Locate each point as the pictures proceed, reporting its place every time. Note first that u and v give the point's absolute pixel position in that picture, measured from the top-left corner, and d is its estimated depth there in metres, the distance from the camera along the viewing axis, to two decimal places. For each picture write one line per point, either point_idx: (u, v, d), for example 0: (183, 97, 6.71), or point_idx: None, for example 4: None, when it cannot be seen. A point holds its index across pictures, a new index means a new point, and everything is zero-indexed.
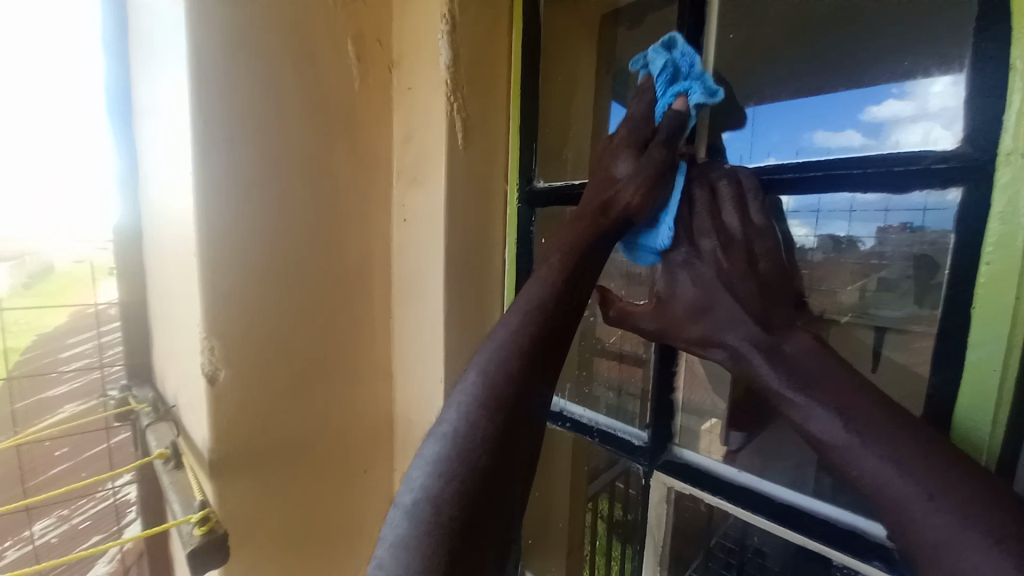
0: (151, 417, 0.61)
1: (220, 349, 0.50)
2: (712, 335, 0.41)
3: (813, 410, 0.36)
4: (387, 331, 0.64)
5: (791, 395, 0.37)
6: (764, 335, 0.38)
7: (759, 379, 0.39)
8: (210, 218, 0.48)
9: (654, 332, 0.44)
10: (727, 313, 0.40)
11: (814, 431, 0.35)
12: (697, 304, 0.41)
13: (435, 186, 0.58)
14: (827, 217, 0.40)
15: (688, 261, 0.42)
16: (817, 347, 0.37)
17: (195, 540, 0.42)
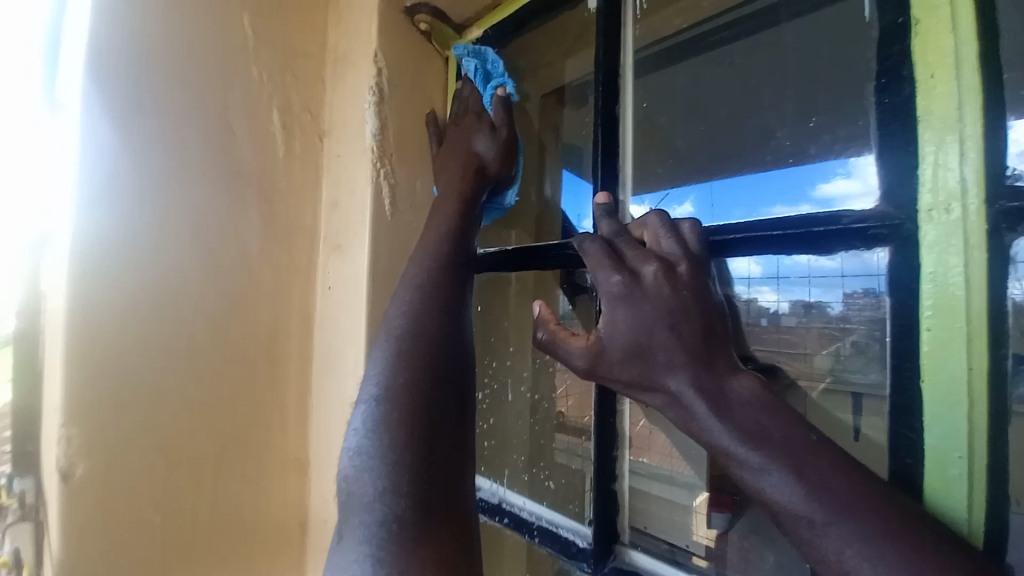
0: (10, 516, 0.48)
1: (80, 440, 0.42)
2: (649, 379, 0.34)
3: (766, 475, 0.28)
4: (304, 412, 0.57)
5: (742, 455, 0.29)
6: (708, 377, 0.32)
7: (703, 433, 0.31)
8: (83, 290, 0.42)
9: (585, 370, 0.38)
10: (664, 355, 0.33)
11: (769, 499, 0.28)
12: (632, 346, 0.34)
13: (359, 252, 0.54)
14: (790, 281, 0.36)
15: (624, 293, 0.35)
16: (763, 393, 0.31)
17: None
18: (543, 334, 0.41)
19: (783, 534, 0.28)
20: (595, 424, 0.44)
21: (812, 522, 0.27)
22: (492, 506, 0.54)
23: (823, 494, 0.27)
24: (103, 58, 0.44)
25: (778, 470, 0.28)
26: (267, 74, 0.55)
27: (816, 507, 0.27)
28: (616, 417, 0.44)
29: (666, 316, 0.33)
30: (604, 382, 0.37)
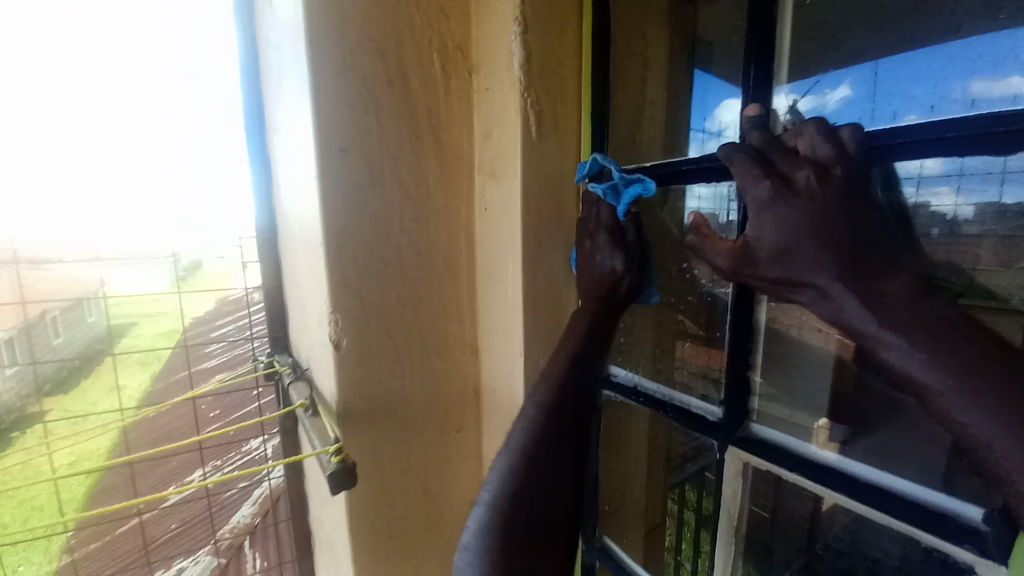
0: (292, 376, 0.75)
1: (342, 323, 0.61)
2: (796, 276, 0.39)
3: (907, 355, 0.34)
4: (472, 311, 0.73)
5: (886, 337, 0.34)
6: (858, 274, 0.36)
7: (847, 321, 0.36)
8: (329, 217, 0.58)
9: (729, 272, 0.43)
10: (814, 254, 0.37)
11: (908, 373, 0.34)
12: (781, 245, 0.39)
13: (511, 178, 0.63)
14: (976, 180, 0.36)
15: (773, 199, 0.39)
16: (915, 287, 0.35)
17: (332, 467, 0.49)
18: (689, 239, 0.46)
19: (920, 402, 0.34)
20: (730, 323, 0.52)
21: (939, 388, 0.32)
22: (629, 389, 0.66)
23: (954, 364, 0.32)
24: (317, 28, 0.55)
25: (912, 346, 0.33)
26: (425, 17, 0.62)
27: (945, 374, 0.32)
28: (752, 317, 0.51)
29: (817, 219, 0.37)
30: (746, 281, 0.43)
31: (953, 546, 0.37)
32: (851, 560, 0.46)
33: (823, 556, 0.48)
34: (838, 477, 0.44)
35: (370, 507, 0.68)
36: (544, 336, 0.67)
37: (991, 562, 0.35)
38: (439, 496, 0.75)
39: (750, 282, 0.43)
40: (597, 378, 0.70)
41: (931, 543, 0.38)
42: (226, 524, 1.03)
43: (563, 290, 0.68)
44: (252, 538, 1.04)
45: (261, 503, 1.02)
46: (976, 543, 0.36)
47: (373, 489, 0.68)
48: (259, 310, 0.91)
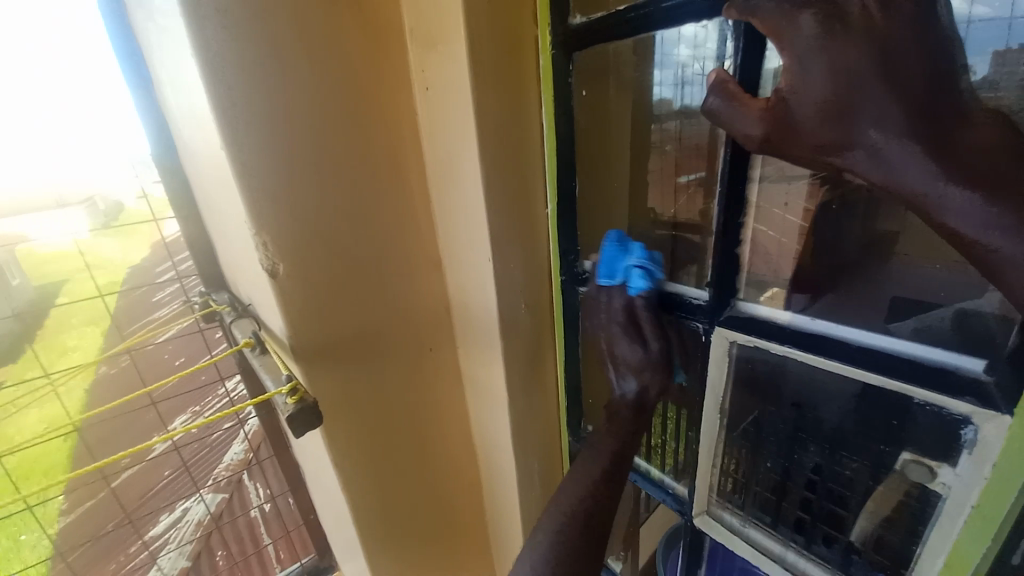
0: (234, 314, 0.65)
1: (273, 244, 0.51)
2: (846, 131, 0.34)
3: (959, 203, 0.31)
4: (429, 218, 0.64)
5: (940, 187, 0.31)
6: (922, 119, 0.31)
7: (902, 181, 0.32)
8: (226, 109, 0.45)
9: (762, 141, 0.38)
10: (871, 101, 0.32)
11: (949, 223, 0.31)
12: (829, 97, 0.34)
13: (453, 43, 0.50)
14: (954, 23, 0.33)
15: (821, 37, 0.33)
16: (1006, 137, 0.30)
17: (290, 408, 0.44)
18: (713, 102, 0.40)
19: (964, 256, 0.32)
20: (722, 194, 0.46)
21: (991, 244, 0.30)
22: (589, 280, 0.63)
23: (1005, 208, 0.29)
24: None
25: (966, 195, 0.30)
26: None
27: (991, 224, 0.30)
28: (747, 185, 0.45)
29: (878, 61, 0.31)
30: (778, 150, 0.38)
31: (952, 399, 0.36)
32: (797, 409, 0.50)
33: (773, 406, 0.52)
34: (833, 343, 0.42)
35: (349, 439, 0.64)
36: (513, 237, 0.60)
37: (988, 408, 0.35)
38: (424, 414, 0.73)
39: (786, 151, 0.37)
40: (574, 277, 0.65)
41: (928, 400, 0.38)
42: (220, 465, 0.96)
43: (530, 183, 0.60)
44: (251, 471, 1.00)
45: (251, 438, 0.98)
46: (976, 394, 0.35)
47: (349, 422, 0.64)
48: (185, 258, 0.80)
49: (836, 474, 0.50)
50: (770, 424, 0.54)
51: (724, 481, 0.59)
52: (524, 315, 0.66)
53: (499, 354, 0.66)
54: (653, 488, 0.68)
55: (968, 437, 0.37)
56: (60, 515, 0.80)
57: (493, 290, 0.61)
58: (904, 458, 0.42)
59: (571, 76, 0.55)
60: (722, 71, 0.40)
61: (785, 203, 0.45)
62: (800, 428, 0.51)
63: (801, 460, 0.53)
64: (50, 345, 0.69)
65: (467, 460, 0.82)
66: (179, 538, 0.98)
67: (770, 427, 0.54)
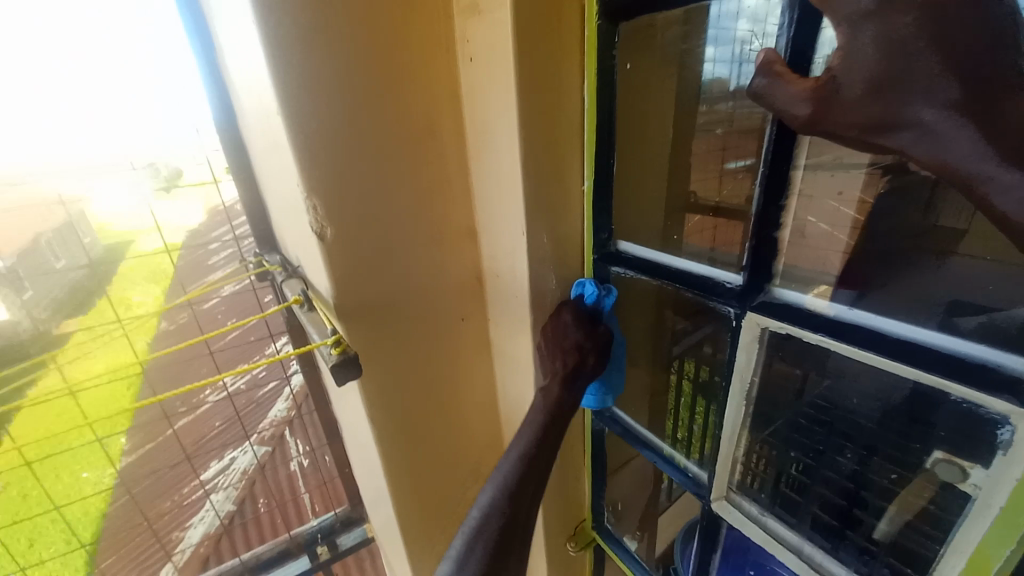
0: (284, 274, 0.70)
1: (322, 208, 0.54)
2: (898, 111, 0.32)
3: (1019, 192, 0.29)
4: (467, 189, 0.66)
5: (996, 171, 0.30)
6: (979, 98, 0.29)
7: (954, 161, 0.31)
8: (283, 75, 0.48)
9: (807, 121, 0.37)
10: (927, 78, 0.30)
11: (1006, 211, 0.30)
12: (880, 73, 0.32)
13: (498, 11, 0.51)
14: None
15: (877, 6, 0.31)
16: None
17: (333, 357, 0.47)
18: (756, 82, 0.38)
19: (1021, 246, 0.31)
20: (764, 175, 0.44)
21: None
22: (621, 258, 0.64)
23: None
24: None
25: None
26: None
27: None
28: (792, 160, 0.43)
29: (933, 30, 0.29)
30: (826, 131, 0.37)
31: (990, 396, 0.35)
32: (833, 412, 0.51)
33: (806, 409, 0.54)
34: (868, 334, 0.41)
35: (383, 396, 0.69)
36: (548, 211, 0.61)
37: None
38: (453, 379, 0.77)
39: (833, 133, 0.36)
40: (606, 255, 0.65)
41: (962, 396, 0.37)
42: (265, 419, 1.05)
43: (567, 157, 0.60)
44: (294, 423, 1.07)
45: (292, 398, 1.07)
46: (1016, 393, 0.34)
47: (383, 380, 0.68)
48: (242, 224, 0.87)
49: (869, 481, 0.50)
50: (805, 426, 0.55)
51: (748, 475, 0.59)
52: (554, 290, 0.67)
53: (527, 326, 0.68)
54: (672, 469, 0.68)
55: (1003, 438, 0.35)
56: (123, 454, 0.88)
57: (525, 263, 0.63)
58: (934, 456, 0.42)
59: (615, 49, 0.55)
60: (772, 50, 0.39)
61: (840, 193, 0.47)
62: (836, 430, 0.52)
63: (838, 463, 0.53)
64: (116, 298, 0.75)
65: (492, 427, 0.86)
66: (227, 483, 1.05)
67: (805, 430, 0.55)
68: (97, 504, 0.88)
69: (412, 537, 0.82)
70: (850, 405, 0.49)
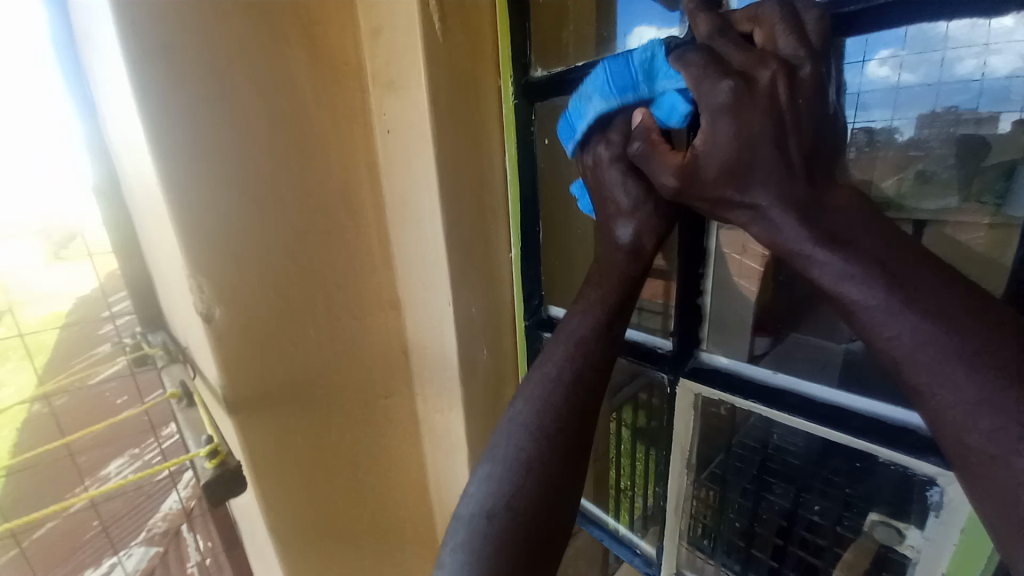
0: (165, 361, 0.59)
1: (210, 288, 0.47)
2: (743, 191, 0.34)
3: (836, 269, 0.31)
4: (388, 259, 0.62)
5: (816, 252, 0.31)
6: (805, 191, 0.32)
7: (785, 242, 0.33)
8: (165, 144, 0.43)
9: (673, 190, 0.37)
10: (766, 165, 0.32)
11: (825, 284, 0.31)
12: (731, 156, 0.33)
13: (414, 87, 0.50)
14: (871, 101, 0.36)
15: (732, 101, 0.33)
16: (856, 204, 0.32)
17: (207, 474, 0.38)
18: (637, 145, 0.39)
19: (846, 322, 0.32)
20: (681, 243, 0.45)
21: (850, 298, 0.31)
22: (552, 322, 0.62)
23: (877, 276, 0.30)
24: None
25: (839, 261, 0.31)
26: None
27: (848, 276, 0.30)
28: (704, 237, 0.45)
29: (776, 126, 0.32)
30: (687, 202, 0.37)
31: (919, 461, 0.35)
32: (763, 452, 0.47)
33: (738, 450, 0.49)
34: (794, 399, 0.41)
35: (286, 499, 0.58)
36: (474, 281, 0.58)
37: (954, 470, 0.33)
38: (375, 468, 0.68)
39: (693, 203, 0.37)
40: (538, 321, 0.63)
41: (892, 459, 0.37)
42: (155, 515, 0.85)
43: (491, 226, 0.59)
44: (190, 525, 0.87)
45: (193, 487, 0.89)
46: (940, 455, 0.34)
47: (285, 481, 0.57)
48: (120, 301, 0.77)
49: (808, 523, 0.47)
50: (738, 466, 0.50)
51: (695, 524, 0.55)
52: (485, 361, 0.63)
53: (457, 403, 0.62)
54: (621, 549, 0.63)
55: (936, 499, 0.36)
56: None
57: (452, 335, 0.58)
58: (871, 517, 0.41)
59: (533, 126, 0.56)
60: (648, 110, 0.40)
61: (744, 247, 0.43)
62: (768, 471, 0.48)
63: (771, 500, 0.49)
64: None
65: (423, 516, 0.76)
66: None
67: (739, 471, 0.50)
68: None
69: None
70: (772, 451, 0.46)
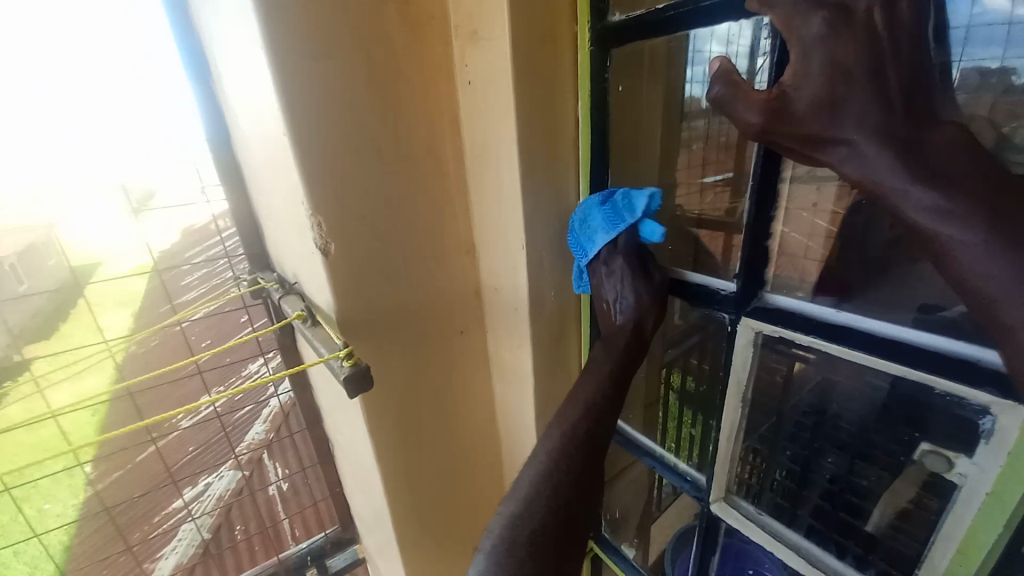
0: (281, 291, 0.69)
1: (327, 225, 0.55)
2: (835, 128, 0.35)
3: (924, 199, 0.33)
4: (466, 205, 0.68)
5: (907, 185, 0.33)
6: (900, 126, 0.33)
7: (875, 178, 0.34)
8: (291, 97, 0.50)
9: (759, 128, 0.38)
10: (860, 100, 0.34)
11: (910, 216, 0.34)
12: (825, 93, 0.35)
13: (497, 38, 0.53)
14: (985, 39, 0.36)
15: (829, 34, 0.34)
16: (957, 140, 0.33)
17: (345, 370, 0.46)
18: (716, 90, 0.40)
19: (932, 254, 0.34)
20: (755, 188, 0.47)
21: (940, 231, 0.32)
22: None
23: (967, 205, 0.31)
24: None
25: (930, 194, 0.32)
26: None
27: (947, 214, 0.32)
28: (777, 182, 0.47)
29: (873, 61, 0.33)
30: (773, 141, 0.39)
31: (974, 389, 0.37)
32: (818, 417, 0.55)
33: (789, 416, 0.57)
34: (858, 336, 0.43)
35: (382, 411, 0.68)
36: (545, 226, 0.63)
37: (1009, 398, 0.36)
38: (452, 393, 0.77)
39: (780, 142, 0.39)
40: None
41: (948, 390, 0.39)
42: (243, 442, 0.99)
43: (563, 174, 0.63)
44: (271, 452, 1.03)
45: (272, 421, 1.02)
46: (997, 385, 0.36)
47: (381, 395, 0.67)
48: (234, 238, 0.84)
49: (852, 485, 0.54)
50: (788, 430, 0.58)
51: (744, 468, 0.61)
52: (552, 301, 0.68)
53: (526, 338, 0.69)
54: (672, 474, 0.70)
55: (987, 427, 0.38)
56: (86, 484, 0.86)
57: (524, 275, 0.64)
58: (923, 448, 0.45)
59: (608, 75, 0.58)
60: (725, 59, 0.41)
61: (814, 205, 0.47)
62: (819, 434, 0.56)
63: (820, 466, 0.57)
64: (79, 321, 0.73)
65: (490, 439, 0.86)
66: (201, 511, 0.99)
67: (789, 434, 0.58)
68: (58, 539, 0.85)
69: (412, 556, 0.80)
70: (828, 417, 0.54)
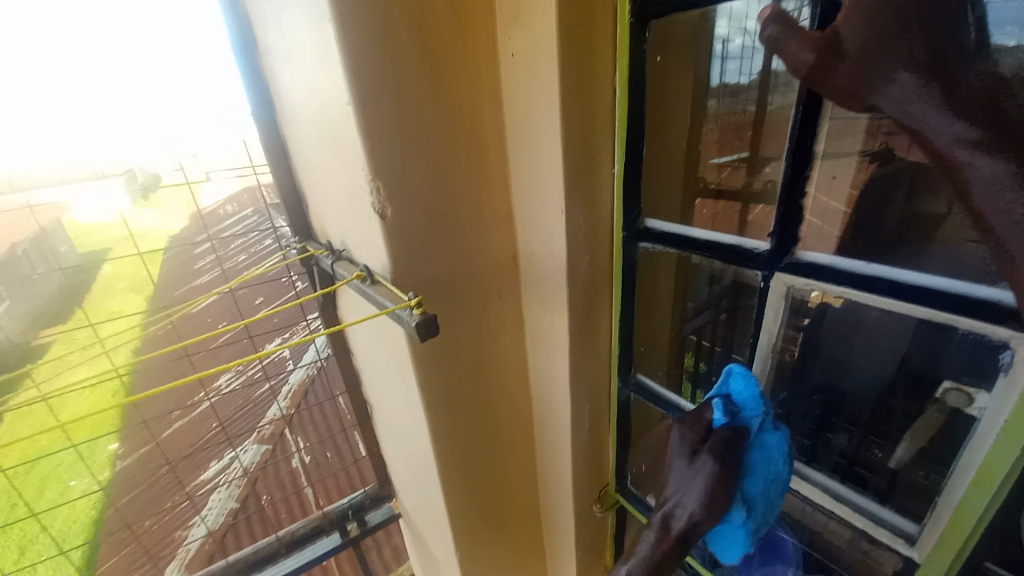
0: (332, 258, 0.74)
1: (385, 189, 0.59)
2: (880, 68, 0.39)
3: (948, 130, 0.36)
4: (505, 173, 0.71)
5: (938, 117, 0.37)
6: (944, 68, 0.36)
7: (912, 113, 0.38)
8: (352, 66, 0.52)
9: (808, 69, 0.43)
10: (906, 42, 0.37)
11: (936, 142, 0.37)
12: (870, 36, 0.38)
13: (542, 9, 0.56)
14: None
15: None
16: (992, 82, 0.36)
17: (417, 318, 0.50)
18: (771, 31, 0.44)
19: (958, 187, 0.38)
20: (791, 148, 0.50)
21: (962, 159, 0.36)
22: (648, 233, 0.70)
23: (993, 139, 0.35)
24: None
25: (956, 125, 0.36)
26: None
27: (977, 146, 0.35)
28: (814, 142, 0.50)
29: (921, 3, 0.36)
30: (818, 85, 0.43)
31: (993, 325, 0.41)
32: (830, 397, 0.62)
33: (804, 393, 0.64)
34: (886, 284, 0.47)
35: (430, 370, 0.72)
36: (582, 192, 0.66)
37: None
38: (491, 354, 0.81)
39: (823, 87, 0.43)
40: (635, 233, 0.71)
41: (969, 327, 0.43)
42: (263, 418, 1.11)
43: (599, 142, 0.66)
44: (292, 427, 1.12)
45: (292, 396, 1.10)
46: (1015, 319, 0.40)
47: (429, 355, 0.71)
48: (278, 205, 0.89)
49: (862, 459, 0.60)
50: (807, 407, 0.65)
51: None
52: (587, 266, 0.72)
53: (563, 303, 0.73)
54: None
55: (1005, 361, 0.42)
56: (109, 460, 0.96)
57: (563, 242, 0.68)
58: (945, 386, 0.49)
59: (646, 44, 0.60)
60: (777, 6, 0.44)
61: (833, 177, 0.51)
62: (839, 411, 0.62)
63: (833, 441, 0.63)
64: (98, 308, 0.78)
65: (523, 400, 0.91)
66: (228, 483, 1.11)
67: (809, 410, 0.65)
68: (85, 511, 0.94)
69: (457, 510, 0.86)
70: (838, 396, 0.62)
